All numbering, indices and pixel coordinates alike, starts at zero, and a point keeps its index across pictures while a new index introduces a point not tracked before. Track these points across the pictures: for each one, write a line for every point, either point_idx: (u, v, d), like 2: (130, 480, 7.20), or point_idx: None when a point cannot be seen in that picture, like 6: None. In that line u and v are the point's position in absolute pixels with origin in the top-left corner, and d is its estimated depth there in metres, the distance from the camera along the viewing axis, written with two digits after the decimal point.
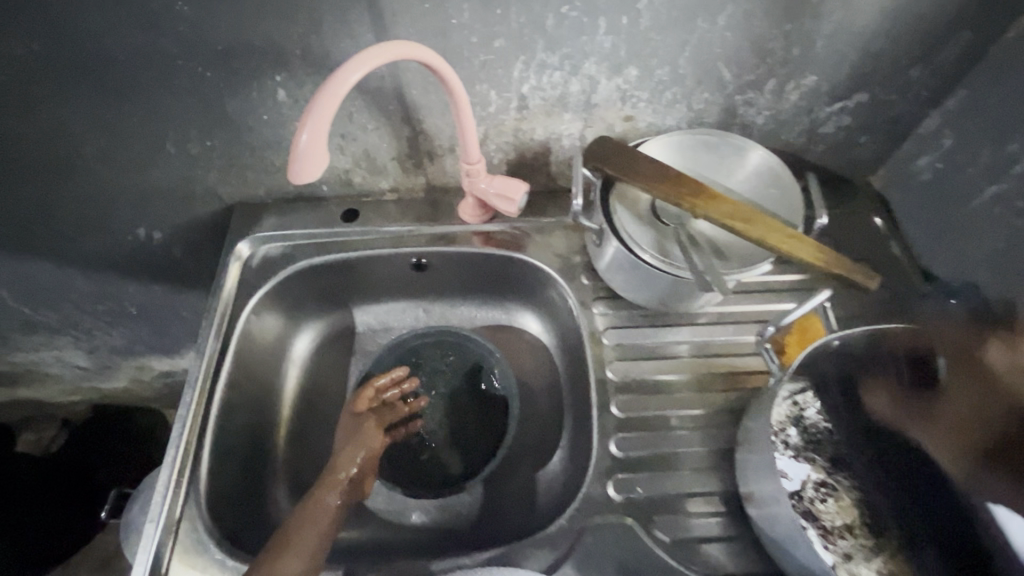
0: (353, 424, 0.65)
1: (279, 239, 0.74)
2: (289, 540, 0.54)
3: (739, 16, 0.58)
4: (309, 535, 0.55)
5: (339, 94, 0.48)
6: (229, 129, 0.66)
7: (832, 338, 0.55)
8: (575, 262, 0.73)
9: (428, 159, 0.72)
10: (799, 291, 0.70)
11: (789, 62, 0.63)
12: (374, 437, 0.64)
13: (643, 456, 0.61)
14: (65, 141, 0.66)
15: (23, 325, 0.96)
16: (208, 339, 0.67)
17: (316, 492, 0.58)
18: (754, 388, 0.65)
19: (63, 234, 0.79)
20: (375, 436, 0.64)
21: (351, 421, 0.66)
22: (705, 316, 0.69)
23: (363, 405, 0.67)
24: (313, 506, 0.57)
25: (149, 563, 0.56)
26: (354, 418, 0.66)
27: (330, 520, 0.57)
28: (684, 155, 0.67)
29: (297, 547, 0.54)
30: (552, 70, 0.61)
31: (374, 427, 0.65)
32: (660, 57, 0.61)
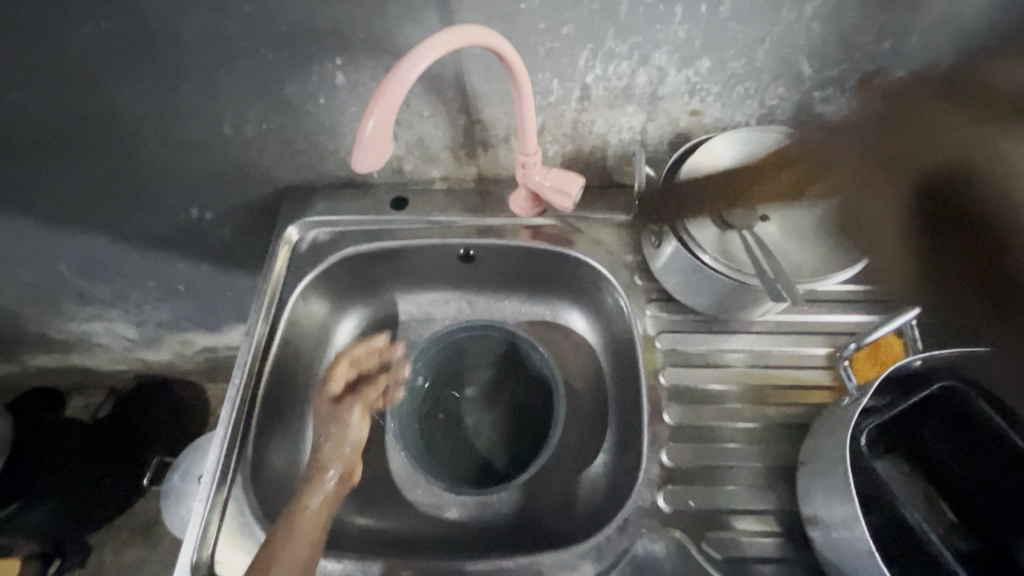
0: (331, 412, 0.66)
1: (327, 224, 0.74)
2: (273, 544, 0.54)
3: (828, 5, 0.54)
4: (293, 540, 0.54)
5: (407, 80, 0.47)
6: (286, 113, 0.66)
7: (915, 357, 0.51)
8: (629, 261, 0.70)
9: (483, 149, 0.70)
10: (867, 303, 0.66)
11: (877, 58, 0.59)
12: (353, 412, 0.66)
13: (695, 468, 0.59)
14: (127, 119, 0.67)
15: (78, 297, 0.99)
16: (258, 321, 0.68)
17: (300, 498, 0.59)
18: (817, 405, 0.61)
19: (119, 210, 0.81)
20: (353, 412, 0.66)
21: (331, 406, 0.67)
22: (762, 324, 0.66)
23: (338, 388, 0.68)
24: (297, 508, 0.57)
25: (196, 542, 0.57)
26: (330, 406, 0.66)
27: (314, 526, 0.56)
28: (750, 154, 0.63)
29: (284, 555, 0.53)
30: (620, 59, 0.58)
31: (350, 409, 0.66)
32: (737, 49, 0.58)
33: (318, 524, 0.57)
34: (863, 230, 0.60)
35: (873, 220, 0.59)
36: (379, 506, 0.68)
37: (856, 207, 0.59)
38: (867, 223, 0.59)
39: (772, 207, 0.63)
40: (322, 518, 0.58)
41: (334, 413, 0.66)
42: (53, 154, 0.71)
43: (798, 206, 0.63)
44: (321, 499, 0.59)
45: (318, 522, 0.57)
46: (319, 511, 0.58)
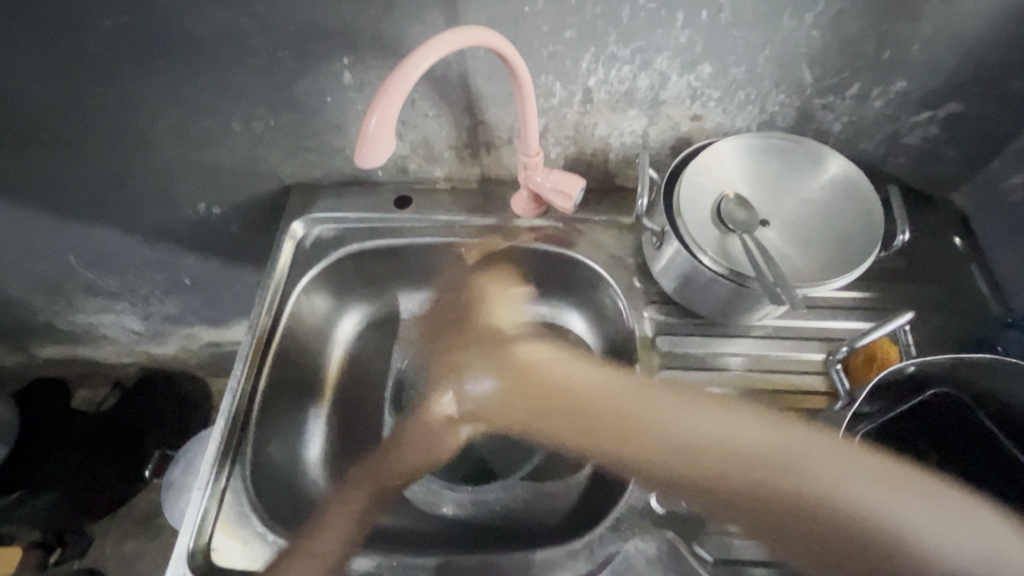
0: (441, 427, 0.73)
1: (332, 221, 0.75)
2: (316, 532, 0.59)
3: (829, 13, 0.55)
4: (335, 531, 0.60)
5: (411, 80, 0.48)
6: (294, 111, 0.67)
7: (908, 363, 0.51)
8: (628, 263, 0.71)
9: (486, 150, 0.71)
10: (865, 310, 0.66)
11: (877, 66, 0.59)
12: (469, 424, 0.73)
13: (689, 470, 0.59)
14: (139, 114, 0.68)
15: (87, 288, 1.01)
16: (260, 314, 0.69)
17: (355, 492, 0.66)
18: (813, 410, 0.62)
19: (130, 204, 0.82)
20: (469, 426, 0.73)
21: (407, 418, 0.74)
22: (759, 329, 0.66)
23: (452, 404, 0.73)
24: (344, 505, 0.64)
25: (194, 530, 0.58)
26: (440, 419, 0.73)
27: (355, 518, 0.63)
28: (752, 158, 0.63)
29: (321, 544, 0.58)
30: (622, 63, 0.59)
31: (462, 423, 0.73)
32: (738, 55, 0.58)
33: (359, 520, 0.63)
34: (537, 405, 0.69)
35: (594, 403, 0.66)
36: None
37: (556, 390, 0.69)
38: (541, 398, 0.69)
39: (772, 211, 0.63)
40: (367, 515, 0.64)
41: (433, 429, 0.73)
42: (67, 147, 0.73)
43: (799, 211, 0.63)
44: (371, 497, 0.66)
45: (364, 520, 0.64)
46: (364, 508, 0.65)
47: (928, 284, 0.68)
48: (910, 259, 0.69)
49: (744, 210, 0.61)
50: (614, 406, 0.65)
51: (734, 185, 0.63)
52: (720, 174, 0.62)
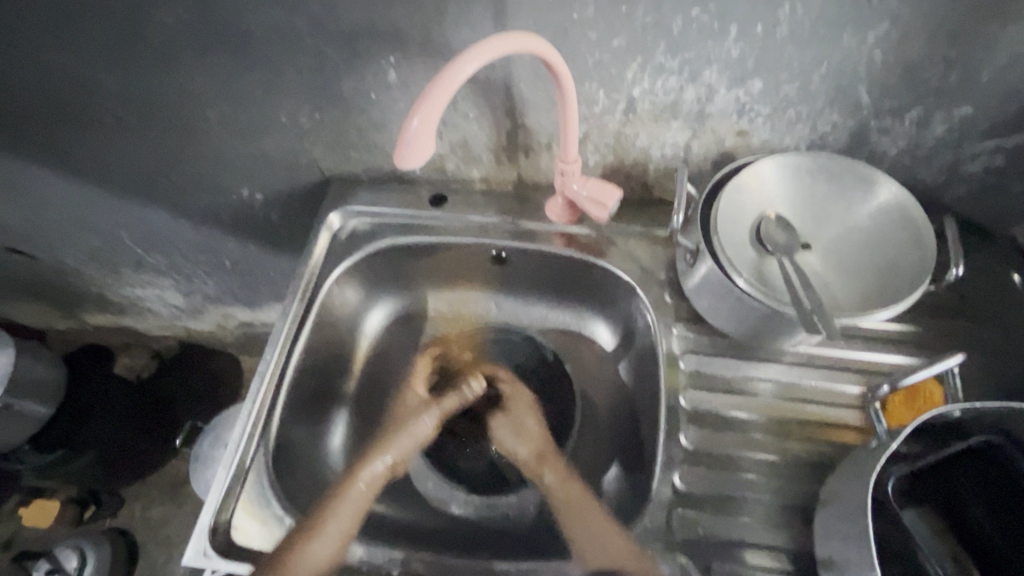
0: (415, 411, 0.69)
1: (368, 215, 0.76)
2: (320, 530, 0.57)
3: (893, 33, 0.52)
4: (340, 523, 0.59)
5: (454, 84, 0.48)
6: (339, 106, 0.68)
7: (954, 407, 0.47)
8: (660, 278, 0.69)
9: (524, 154, 0.71)
10: (908, 345, 0.63)
11: (942, 90, 0.56)
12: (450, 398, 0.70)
13: (708, 495, 0.57)
14: (193, 103, 0.71)
15: (135, 263, 1.06)
16: (294, 302, 0.70)
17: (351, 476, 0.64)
18: (844, 445, 0.59)
19: (179, 186, 0.86)
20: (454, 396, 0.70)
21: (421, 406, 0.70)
22: (791, 355, 0.64)
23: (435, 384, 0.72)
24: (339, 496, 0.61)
25: (216, 507, 0.60)
26: (415, 404, 0.70)
27: (359, 507, 0.62)
28: (799, 179, 0.61)
29: (327, 537, 0.57)
30: (669, 75, 0.58)
31: (432, 406, 0.69)
32: (792, 71, 0.56)
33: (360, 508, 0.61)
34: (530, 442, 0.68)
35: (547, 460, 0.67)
36: (391, 494, 0.70)
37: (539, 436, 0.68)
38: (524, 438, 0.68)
39: (815, 235, 0.61)
40: (366, 498, 0.63)
41: (415, 413, 0.69)
42: (125, 130, 0.76)
43: (844, 237, 0.60)
44: (366, 482, 0.64)
45: (366, 501, 0.63)
46: (364, 491, 0.63)
47: (979, 322, 0.64)
48: (962, 295, 0.65)
49: (785, 232, 0.59)
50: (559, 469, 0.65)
51: (775, 207, 0.61)
52: (761, 195, 0.60)
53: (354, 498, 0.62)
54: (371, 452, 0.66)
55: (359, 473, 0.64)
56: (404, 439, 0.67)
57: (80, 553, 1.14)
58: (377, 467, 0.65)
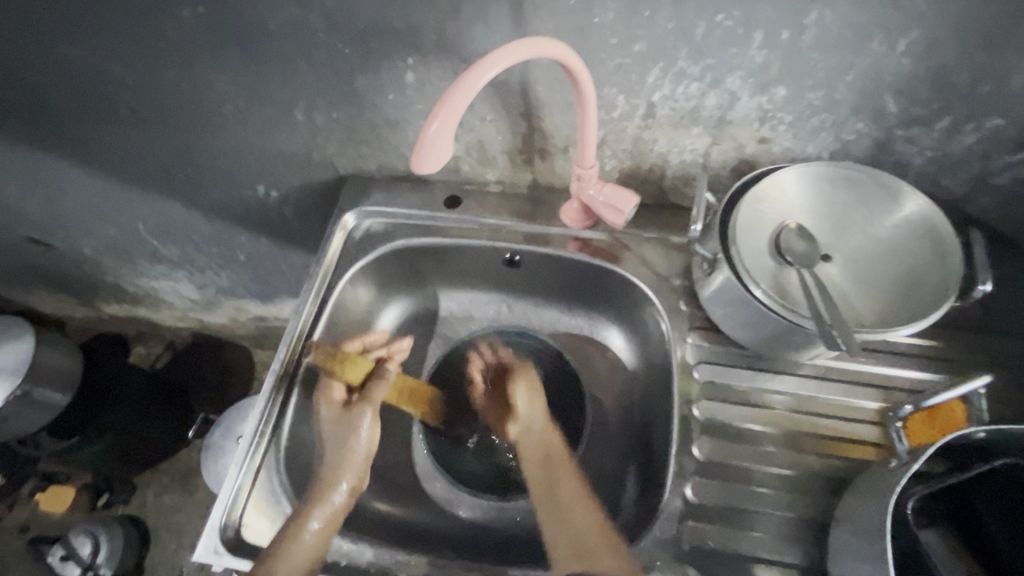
0: (346, 418, 0.63)
1: (382, 215, 0.76)
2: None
3: (924, 42, 0.51)
4: (288, 571, 0.53)
5: (474, 88, 0.47)
6: (355, 105, 0.68)
7: (978, 429, 0.46)
8: (675, 285, 0.68)
9: (540, 157, 0.71)
10: (929, 360, 0.62)
11: (974, 101, 0.55)
12: (378, 391, 0.64)
13: (719, 508, 0.57)
14: (211, 100, 0.71)
15: (152, 255, 1.07)
16: (307, 301, 0.71)
17: (301, 514, 0.57)
18: (860, 461, 0.58)
19: (195, 182, 0.86)
20: (382, 391, 0.64)
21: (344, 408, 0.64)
22: (809, 367, 0.63)
23: (352, 383, 0.64)
24: (285, 543, 0.54)
25: (228, 505, 0.60)
26: (340, 409, 0.63)
27: (313, 551, 0.55)
28: (821, 188, 0.59)
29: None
30: (690, 80, 0.57)
31: (365, 403, 0.63)
32: (816, 79, 0.55)
33: (311, 551, 0.55)
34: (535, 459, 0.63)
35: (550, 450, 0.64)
36: (400, 494, 0.70)
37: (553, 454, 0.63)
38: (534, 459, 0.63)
39: (837, 246, 0.59)
40: (327, 533, 0.57)
41: (347, 418, 0.63)
42: (144, 124, 0.77)
43: (866, 250, 0.59)
44: (321, 519, 0.57)
45: (321, 543, 0.56)
46: (322, 531, 0.57)
47: (1001, 339, 0.63)
48: (986, 311, 0.64)
49: (806, 242, 0.58)
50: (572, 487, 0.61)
51: (796, 217, 0.59)
52: (782, 204, 0.59)
53: (310, 540, 0.56)
54: (324, 481, 0.59)
55: (313, 510, 0.57)
56: (357, 457, 0.61)
57: (93, 540, 1.19)
58: (335, 499, 0.58)
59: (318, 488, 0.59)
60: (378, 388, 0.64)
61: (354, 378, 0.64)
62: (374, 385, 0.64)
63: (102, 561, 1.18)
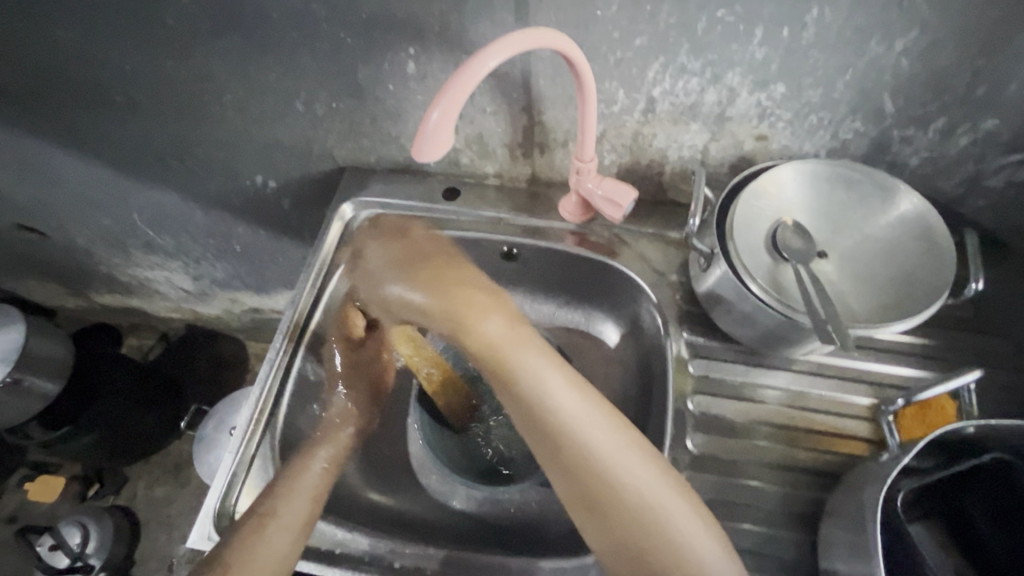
0: (368, 359, 0.71)
1: (380, 206, 0.76)
2: (276, 509, 0.56)
3: (922, 42, 0.51)
4: (298, 497, 0.57)
5: (475, 78, 0.47)
6: (355, 95, 0.68)
7: (969, 424, 0.46)
8: (672, 280, 0.69)
9: (539, 151, 0.71)
10: (920, 358, 0.63)
11: (970, 102, 0.55)
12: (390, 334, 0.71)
13: (712, 501, 0.57)
14: (209, 87, 0.71)
15: (146, 245, 1.07)
16: (304, 290, 0.71)
17: (306, 453, 0.61)
18: (851, 456, 0.59)
19: (191, 170, 0.86)
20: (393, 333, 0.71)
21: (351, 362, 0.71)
22: (802, 363, 0.63)
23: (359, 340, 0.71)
24: (293, 477, 0.58)
25: (221, 492, 0.60)
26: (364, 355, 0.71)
27: (317, 484, 0.59)
28: (818, 186, 0.60)
29: (283, 516, 0.55)
30: (691, 76, 0.57)
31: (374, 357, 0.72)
32: (815, 77, 0.55)
33: (316, 485, 0.59)
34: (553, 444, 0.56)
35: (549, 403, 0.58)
36: (394, 485, 0.70)
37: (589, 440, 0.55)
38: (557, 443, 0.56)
39: (832, 244, 0.60)
40: (333, 470, 0.61)
41: (367, 362, 0.71)
42: (140, 112, 0.76)
43: (861, 248, 0.59)
44: (326, 457, 0.62)
45: (328, 475, 0.61)
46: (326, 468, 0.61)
47: (992, 338, 0.64)
48: (978, 311, 0.65)
49: (802, 239, 0.58)
50: (615, 472, 0.53)
51: (792, 214, 0.60)
52: (779, 201, 0.60)
53: (318, 472, 0.60)
54: (330, 422, 0.66)
55: (318, 448, 0.62)
56: (369, 401, 0.70)
57: (83, 529, 1.18)
58: (342, 436, 0.66)
59: (328, 430, 0.65)
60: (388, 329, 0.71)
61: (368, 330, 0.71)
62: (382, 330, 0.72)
63: (92, 551, 1.17)
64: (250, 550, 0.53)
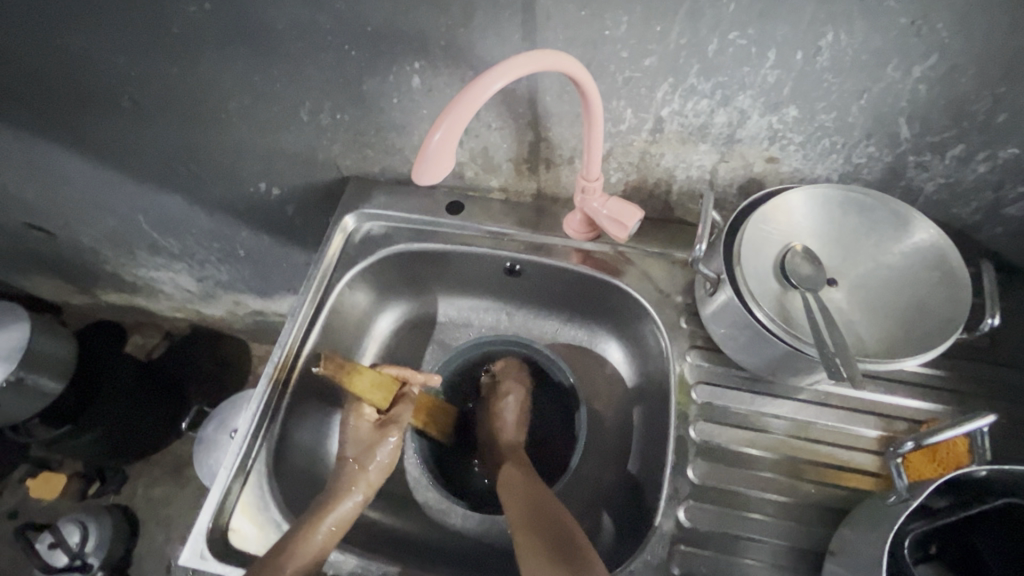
0: (373, 438, 0.63)
1: (383, 218, 0.75)
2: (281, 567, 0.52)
3: (940, 69, 0.50)
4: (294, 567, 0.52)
5: (480, 99, 0.46)
6: (360, 107, 0.67)
7: (980, 468, 0.45)
8: (676, 302, 0.68)
9: (545, 166, 0.70)
10: (932, 391, 0.61)
11: (989, 130, 0.54)
12: (405, 413, 0.64)
13: (712, 532, 0.56)
14: (214, 96, 0.71)
15: (151, 246, 1.07)
16: (304, 302, 0.70)
17: (316, 514, 0.56)
18: (858, 490, 0.57)
19: (195, 176, 0.86)
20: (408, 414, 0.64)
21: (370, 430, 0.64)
22: (809, 392, 0.61)
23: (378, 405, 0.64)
24: (299, 538, 0.54)
25: (214, 508, 0.59)
26: (372, 429, 0.64)
27: (320, 553, 0.55)
28: (829, 212, 0.58)
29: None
30: (701, 97, 0.56)
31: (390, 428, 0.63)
32: (829, 101, 0.54)
33: (318, 554, 0.54)
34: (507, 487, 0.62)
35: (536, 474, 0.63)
36: (388, 501, 0.69)
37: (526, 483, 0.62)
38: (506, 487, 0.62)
39: (842, 271, 0.58)
40: (336, 537, 0.56)
41: (372, 439, 0.63)
42: (145, 116, 0.76)
43: (872, 276, 0.58)
44: (334, 522, 0.57)
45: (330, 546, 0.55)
46: (329, 536, 0.56)
47: (1007, 371, 0.62)
48: (993, 342, 0.63)
49: (812, 266, 0.57)
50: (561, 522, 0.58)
51: (803, 240, 0.58)
52: (788, 226, 0.58)
53: (319, 541, 0.55)
54: (341, 485, 0.60)
55: (329, 512, 0.57)
56: (372, 471, 0.61)
57: (82, 528, 1.18)
58: (348, 505, 0.58)
59: (337, 494, 0.59)
60: (405, 410, 0.64)
61: (381, 400, 0.64)
62: (399, 406, 0.64)
63: (91, 550, 1.17)
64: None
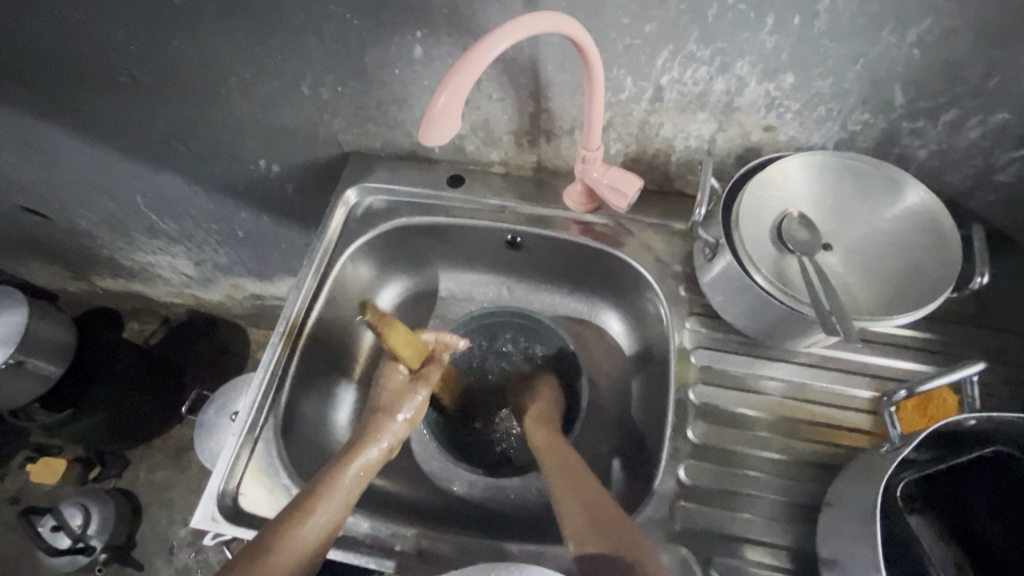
0: (405, 391, 0.65)
1: (385, 192, 0.76)
2: (315, 507, 0.54)
3: (934, 32, 0.51)
4: (333, 501, 0.55)
5: (484, 61, 0.47)
6: (361, 78, 0.67)
7: (969, 416, 0.46)
8: (676, 272, 0.69)
9: (545, 139, 0.70)
10: (923, 352, 0.63)
11: (982, 93, 0.55)
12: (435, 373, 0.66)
13: (712, 490, 0.58)
14: (215, 71, 0.71)
15: (149, 229, 1.07)
16: (308, 274, 0.71)
17: (344, 459, 0.59)
18: (852, 449, 0.59)
19: (195, 153, 0.85)
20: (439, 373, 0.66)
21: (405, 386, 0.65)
22: (804, 355, 0.63)
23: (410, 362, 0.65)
24: (331, 481, 0.56)
25: (225, 472, 0.60)
26: (403, 379, 0.66)
27: (351, 491, 0.57)
28: (825, 178, 0.60)
29: (317, 518, 0.54)
30: (699, 64, 0.57)
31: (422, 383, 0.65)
32: (825, 67, 0.55)
33: (350, 493, 0.57)
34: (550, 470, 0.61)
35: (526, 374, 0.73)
36: (395, 470, 0.71)
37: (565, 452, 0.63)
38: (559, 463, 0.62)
39: (837, 236, 0.60)
40: (364, 481, 0.59)
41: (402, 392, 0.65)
42: (143, 91, 0.76)
43: (866, 240, 0.59)
44: (361, 467, 0.59)
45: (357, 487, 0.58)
46: (356, 480, 0.58)
47: (995, 333, 0.64)
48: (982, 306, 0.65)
49: (807, 231, 0.58)
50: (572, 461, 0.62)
51: (799, 205, 0.60)
52: (785, 191, 0.59)
53: (347, 484, 0.57)
54: (368, 432, 0.62)
55: (356, 457, 0.59)
56: (398, 420, 0.63)
57: (84, 512, 1.18)
58: (374, 452, 0.60)
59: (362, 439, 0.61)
60: (434, 370, 0.66)
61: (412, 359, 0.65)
62: (430, 367, 0.66)
63: (94, 533, 1.18)
64: (288, 540, 0.52)
